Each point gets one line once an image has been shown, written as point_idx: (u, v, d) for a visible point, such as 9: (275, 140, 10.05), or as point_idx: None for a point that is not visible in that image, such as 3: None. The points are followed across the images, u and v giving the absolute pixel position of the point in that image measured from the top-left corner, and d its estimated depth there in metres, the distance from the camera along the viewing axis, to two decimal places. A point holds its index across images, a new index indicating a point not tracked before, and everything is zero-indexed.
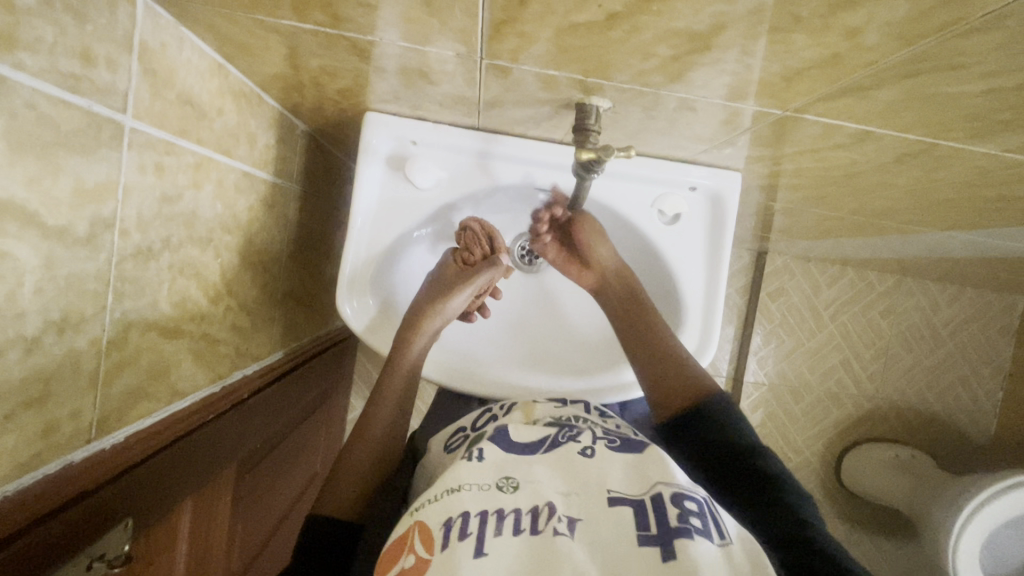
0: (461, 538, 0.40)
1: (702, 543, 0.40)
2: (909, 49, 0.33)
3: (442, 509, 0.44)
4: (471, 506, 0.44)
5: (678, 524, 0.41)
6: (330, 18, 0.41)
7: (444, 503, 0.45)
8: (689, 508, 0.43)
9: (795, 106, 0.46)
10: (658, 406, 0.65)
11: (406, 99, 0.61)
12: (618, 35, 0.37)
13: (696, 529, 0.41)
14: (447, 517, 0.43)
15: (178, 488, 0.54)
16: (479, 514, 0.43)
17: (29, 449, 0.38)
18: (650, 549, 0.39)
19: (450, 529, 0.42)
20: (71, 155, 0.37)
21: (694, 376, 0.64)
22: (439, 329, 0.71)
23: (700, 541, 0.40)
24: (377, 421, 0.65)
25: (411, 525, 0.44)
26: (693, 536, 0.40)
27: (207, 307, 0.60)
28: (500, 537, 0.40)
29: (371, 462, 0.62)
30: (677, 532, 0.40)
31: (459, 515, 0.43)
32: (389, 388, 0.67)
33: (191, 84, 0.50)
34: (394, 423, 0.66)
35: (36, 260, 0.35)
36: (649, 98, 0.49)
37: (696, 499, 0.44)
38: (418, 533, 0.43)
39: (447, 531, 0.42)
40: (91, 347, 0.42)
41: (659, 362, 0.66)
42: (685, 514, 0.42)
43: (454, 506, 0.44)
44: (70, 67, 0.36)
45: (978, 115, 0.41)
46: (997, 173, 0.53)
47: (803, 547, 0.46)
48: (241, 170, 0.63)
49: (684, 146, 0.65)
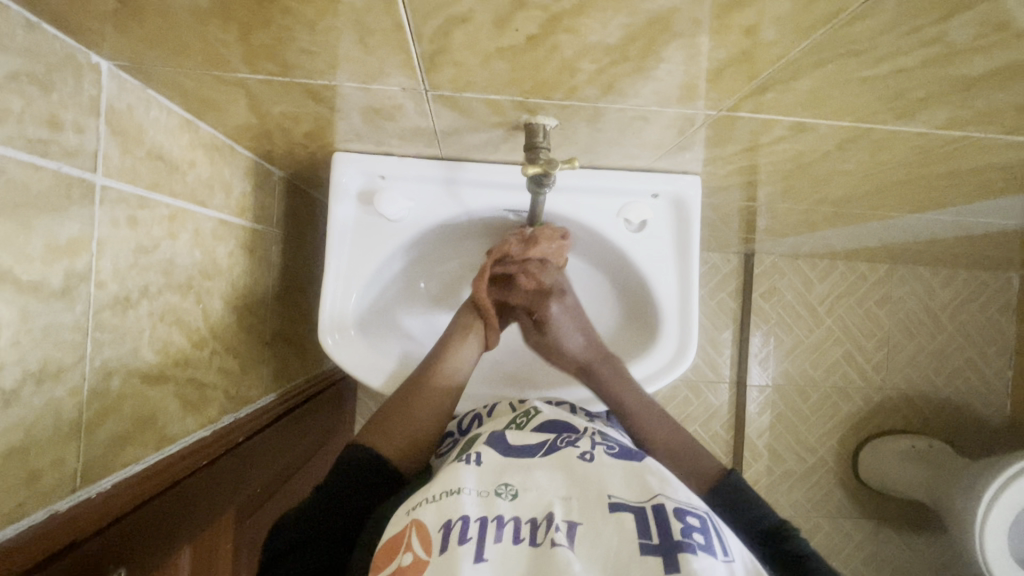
0: (461, 542, 0.41)
1: (704, 558, 0.40)
2: (808, 41, 0.36)
3: (441, 510, 0.44)
4: (472, 509, 0.44)
5: (680, 538, 0.41)
6: (280, 67, 0.44)
7: (442, 505, 0.45)
8: (691, 523, 0.43)
9: (727, 105, 0.48)
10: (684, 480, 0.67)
11: (370, 136, 0.64)
12: (542, 55, 0.40)
13: (699, 544, 0.41)
14: (447, 519, 0.43)
15: (174, 535, 0.55)
16: (479, 519, 0.43)
17: (12, 499, 0.39)
18: (653, 559, 0.40)
19: (449, 531, 0.42)
20: (42, 214, 0.40)
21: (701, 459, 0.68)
22: (454, 370, 0.72)
23: (702, 556, 0.40)
24: (432, 395, 0.68)
25: (408, 524, 0.45)
26: (696, 551, 0.41)
27: (191, 351, 0.61)
28: (500, 543, 0.41)
29: (425, 423, 0.66)
30: (678, 546, 0.41)
31: (459, 518, 0.43)
32: (432, 388, 0.69)
33: (161, 140, 0.54)
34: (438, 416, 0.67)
35: (11, 314, 0.37)
36: (590, 112, 0.52)
37: (697, 514, 0.45)
38: (416, 531, 0.44)
39: (446, 533, 0.42)
40: (71, 397, 0.43)
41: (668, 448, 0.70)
42: (687, 529, 0.42)
43: (453, 509, 0.44)
44: (37, 133, 0.39)
45: (896, 96, 0.43)
46: (939, 150, 0.55)
47: None
48: (218, 218, 0.65)
49: (638, 155, 0.67)
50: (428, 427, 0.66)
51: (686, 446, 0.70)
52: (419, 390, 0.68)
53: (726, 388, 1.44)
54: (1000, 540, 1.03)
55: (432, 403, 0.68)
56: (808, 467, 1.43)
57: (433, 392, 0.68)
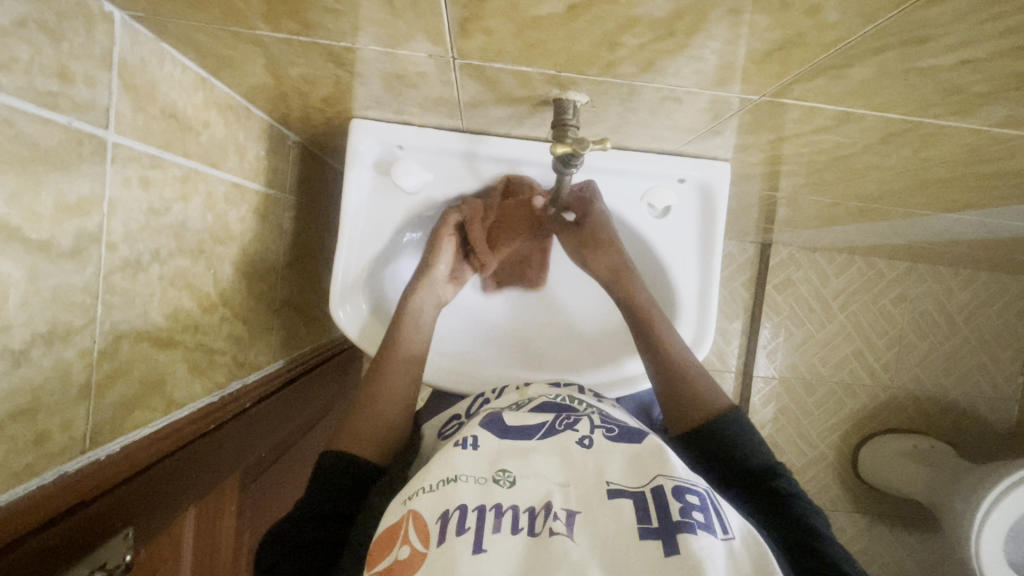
0: (459, 532, 0.41)
1: (704, 538, 0.40)
2: (871, 25, 0.33)
3: (438, 500, 0.44)
4: (469, 499, 0.44)
5: (680, 519, 0.41)
6: (301, 26, 0.42)
7: (439, 495, 0.44)
8: (691, 502, 0.42)
9: (771, 90, 0.46)
10: (685, 419, 0.64)
11: (389, 103, 0.61)
12: (581, 26, 0.37)
13: (699, 523, 0.41)
14: (444, 510, 0.43)
15: (180, 498, 0.56)
16: (476, 508, 0.43)
17: (21, 460, 0.38)
18: (652, 543, 0.40)
19: (447, 523, 0.42)
20: (53, 171, 0.38)
21: (707, 393, 0.65)
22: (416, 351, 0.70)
23: (702, 536, 0.40)
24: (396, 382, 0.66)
25: (405, 514, 0.44)
26: (696, 531, 0.40)
27: (200, 316, 0.60)
28: (498, 534, 0.41)
29: (392, 418, 0.64)
30: (679, 526, 0.40)
31: (456, 508, 0.43)
32: (388, 382, 0.66)
33: (175, 98, 0.52)
34: (397, 415, 0.65)
35: (19, 273, 0.36)
36: (625, 90, 0.49)
37: (697, 492, 0.43)
38: (413, 523, 0.43)
39: (443, 524, 0.42)
40: (81, 359, 0.43)
41: (674, 380, 0.67)
42: (687, 509, 0.42)
43: (450, 498, 0.44)
44: (47, 85, 0.37)
45: (956, 89, 0.40)
46: (988, 148, 0.52)
47: (805, 554, 0.50)
48: (231, 181, 0.64)
49: (668, 137, 0.64)
50: (398, 419, 0.65)
51: (696, 373, 0.67)
52: (378, 378, 0.66)
53: (732, 377, 1.43)
54: (996, 546, 1.03)
55: (397, 393, 0.66)
56: (807, 460, 1.43)
57: (391, 385, 0.66)
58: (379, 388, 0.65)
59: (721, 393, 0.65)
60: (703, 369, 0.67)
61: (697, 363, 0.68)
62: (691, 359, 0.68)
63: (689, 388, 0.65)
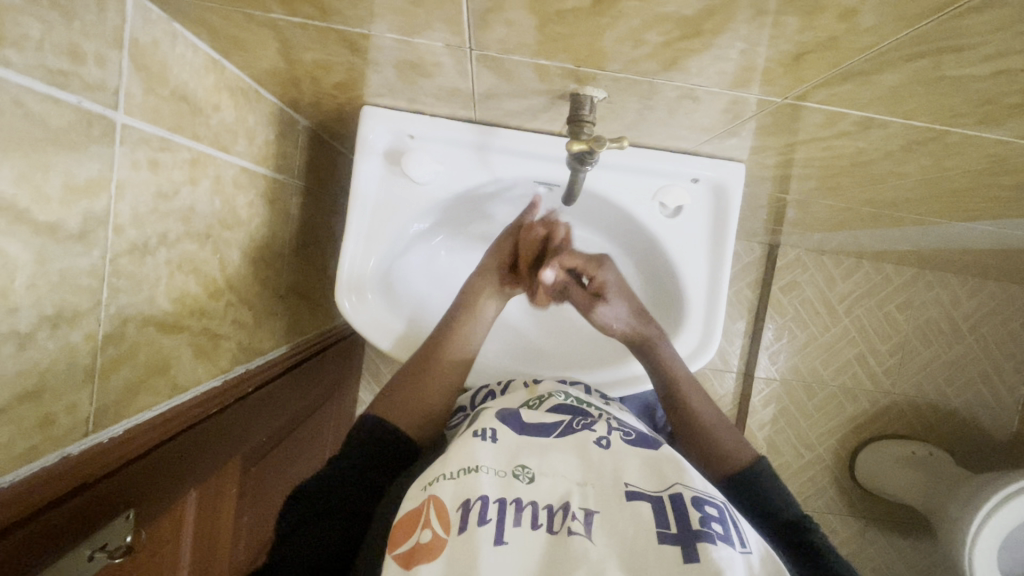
0: (480, 522, 0.40)
1: (723, 548, 0.39)
2: (907, 31, 0.32)
3: (459, 489, 0.44)
4: (490, 490, 0.43)
5: (698, 528, 0.40)
6: (317, 11, 0.41)
7: (461, 483, 0.44)
8: (709, 513, 0.42)
9: (796, 93, 0.44)
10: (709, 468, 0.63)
11: (402, 92, 0.60)
12: (605, 22, 0.36)
13: (718, 534, 0.40)
14: (465, 499, 0.43)
15: (181, 482, 0.55)
16: (497, 500, 0.43)
17: (25, 441, 0.38)
18: (671, 548, 0.39)
19: (468, 512, 0.42)
20: (62, 152, 0.38)
21: (733, 446, 0.64)
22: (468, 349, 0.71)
23: (721, 546, 0.39)
24: (443, 369, 0.68)
25: (427, 501, 0.44)
26: (715, 541, 0.39)
27: (206, 301, 0.60)
28: (519, 528, 0.41)
29: (432, 402, 0.66)
30: (697, 535, 0.40)
31: (478, 498, 0.42)
32: (435, 371, 0.67)
33: (186, 80, 0.51)
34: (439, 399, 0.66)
35: (27, 255, 0.36)
36: (645, 87, 0.48)
37: (715, 504, 0.43)
38: (434, 510, 0.43)
39: (464, 513, 0.42)
40: (87, 342, 0.42)
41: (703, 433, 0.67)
42: (706, 518, 0.41)
43: (472, 487, 0.44)
44: (57, 63, 0.37)
45: (987, 99, 0.39)
46: (1012, 160, 0.51)
47: None
48: (240, 166, 0.63)
49: (685, 137, 0.63)
50: (439, 402, 0.66)
51: (721, 430, 0.67)
52: (427, 368, 0.67)
53: (733, 378, 1.43)
54: (989, 555, 1.03)
55: (443, 380, 0.67)
56: (804, 462, 1.43)
57: (439, 375, 0.67)
58: (427, 377, 0.66)
59: (747, 446, 0.65)
60: (728, 427, 0.67)
61: (723, 420, 0.68)
62: (716, 415, 0.68)
63: (713, 439, 0.66)
